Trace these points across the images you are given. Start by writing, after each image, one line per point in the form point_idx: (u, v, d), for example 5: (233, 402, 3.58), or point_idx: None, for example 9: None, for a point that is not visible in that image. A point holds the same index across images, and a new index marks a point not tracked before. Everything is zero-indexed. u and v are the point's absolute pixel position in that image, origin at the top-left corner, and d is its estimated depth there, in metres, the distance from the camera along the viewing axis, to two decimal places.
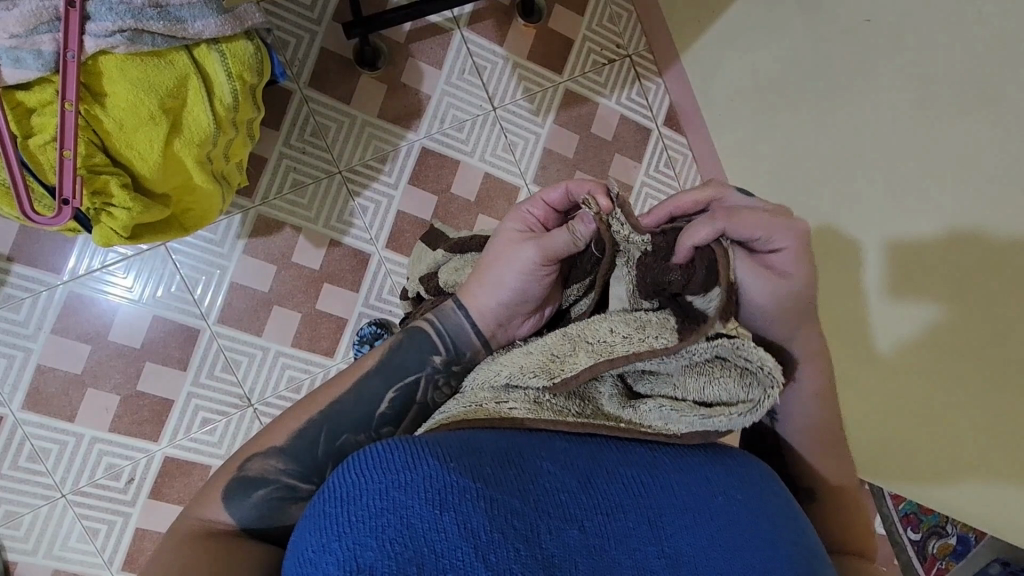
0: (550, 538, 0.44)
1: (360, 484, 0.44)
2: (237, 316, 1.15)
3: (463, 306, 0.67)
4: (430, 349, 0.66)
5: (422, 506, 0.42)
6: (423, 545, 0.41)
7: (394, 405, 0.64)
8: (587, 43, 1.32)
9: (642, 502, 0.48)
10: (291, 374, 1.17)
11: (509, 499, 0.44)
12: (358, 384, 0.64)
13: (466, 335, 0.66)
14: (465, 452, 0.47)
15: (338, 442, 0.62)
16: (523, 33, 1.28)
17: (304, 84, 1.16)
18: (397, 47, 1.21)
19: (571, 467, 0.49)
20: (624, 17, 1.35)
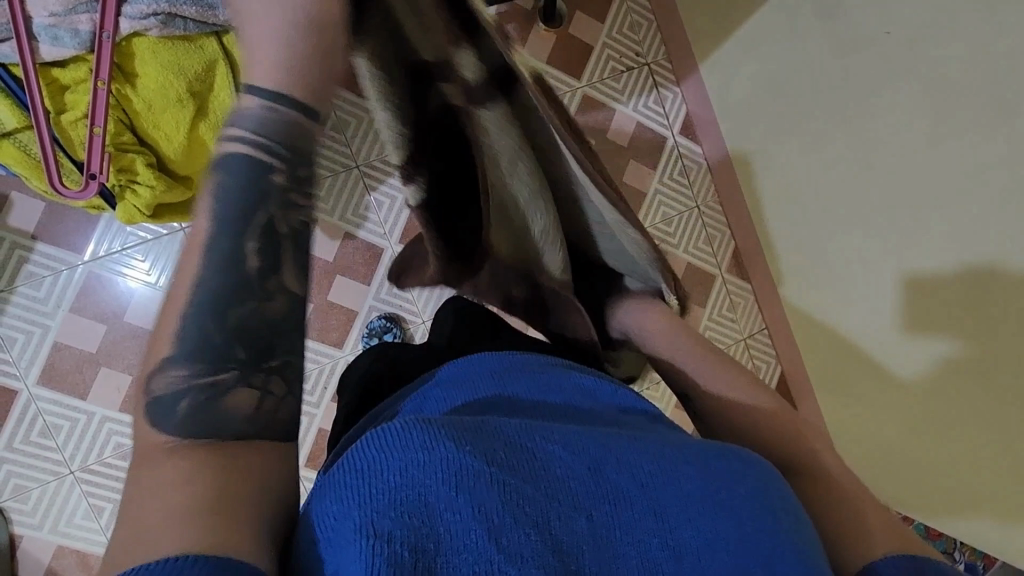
0: (562, 526, 0.44)
1: (379, 456, 0.44)
2: None
3: (257, 99, 0.50)
4: (256, 166, 0.49)
5: (441, 485, 0.42)
6: (440, 523, 0.41)
7: (259, 253, 0.47)
8: (606, 49, 1.33)
9: (648, 494, 0.47)
10: None
11: (520, 485, 0.45)
12: (207, 248, 0.46)
13: (280, 120, 0.50)
14: (479, 433, 0.46)
15: (228, 317, 0.45)
16: (544, 37, 1.29)
17: None
18: None
19: (582, 453, 0.48)
20: (644, 26, 1.36)
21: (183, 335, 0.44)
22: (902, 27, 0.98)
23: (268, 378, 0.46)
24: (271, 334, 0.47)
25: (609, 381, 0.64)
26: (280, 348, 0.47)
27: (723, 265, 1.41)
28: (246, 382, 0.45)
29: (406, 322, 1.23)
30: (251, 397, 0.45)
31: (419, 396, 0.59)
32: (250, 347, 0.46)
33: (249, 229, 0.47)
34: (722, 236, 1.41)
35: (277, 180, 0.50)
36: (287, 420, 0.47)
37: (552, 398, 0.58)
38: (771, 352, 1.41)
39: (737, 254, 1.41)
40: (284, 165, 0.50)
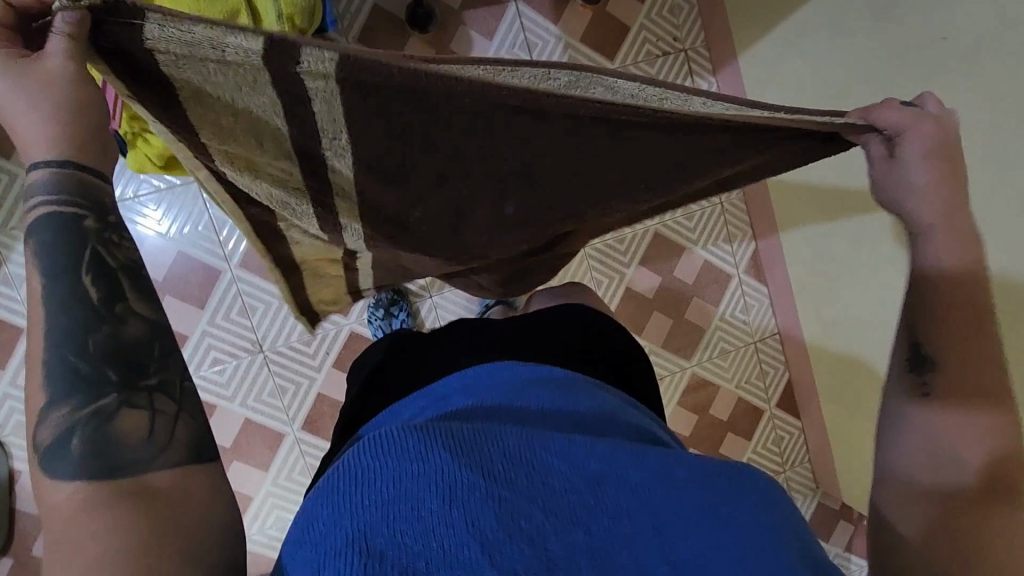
0: (556, 542, 0.43)
1: (381, 464, 0.46)
2: (259, 262, 1.15)
3: (40, 169, 0.46)
4: (67, 222, 0.46)
5: (434, 499, 0.43)
6: (431, 536, 0.42)
7: (99, 290, 0.46)
8: (643, 31, 1.28)
9: (649, 512, 0.45)
10: (305, 327, 1.18)
11: (516, 498, 0.44)
12: (45, 299, 0.44)
13: (69, 175, 0.46)
14: (477, 443, 0.47)
15: (90, 343, 0.44)
16: (579, 13, 1.25)
17: (354, 39, 1.15)
18: (450, 13, 1.19)
19: (579, 466, 0.47)
20: (685, 11, 1.31)
21: (54, 371, 0.44)
22: (959, 31, 0.88)
23: (152, 397, 0.46)
24: (140, 355, 0.46)
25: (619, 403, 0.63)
26: (156, 364, 0.47)
27: (741, 266, 1.39)
28: (130, 404, 0.45)
29: (414, 295, 1.22)
30: (143, 421, 0.44)
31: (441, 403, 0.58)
32: (122, 366, 0.45)
33: (77, 268, 0.46)
34: (744, 235, 1.38)
35: (88, 225, 0.46)
36: (190, 436, 0.47)
37: (564, 406, 0.57)
38: (780, 360, 1.42)
39: (756, 256, 1.39)
40: (93, 209, 0.47)
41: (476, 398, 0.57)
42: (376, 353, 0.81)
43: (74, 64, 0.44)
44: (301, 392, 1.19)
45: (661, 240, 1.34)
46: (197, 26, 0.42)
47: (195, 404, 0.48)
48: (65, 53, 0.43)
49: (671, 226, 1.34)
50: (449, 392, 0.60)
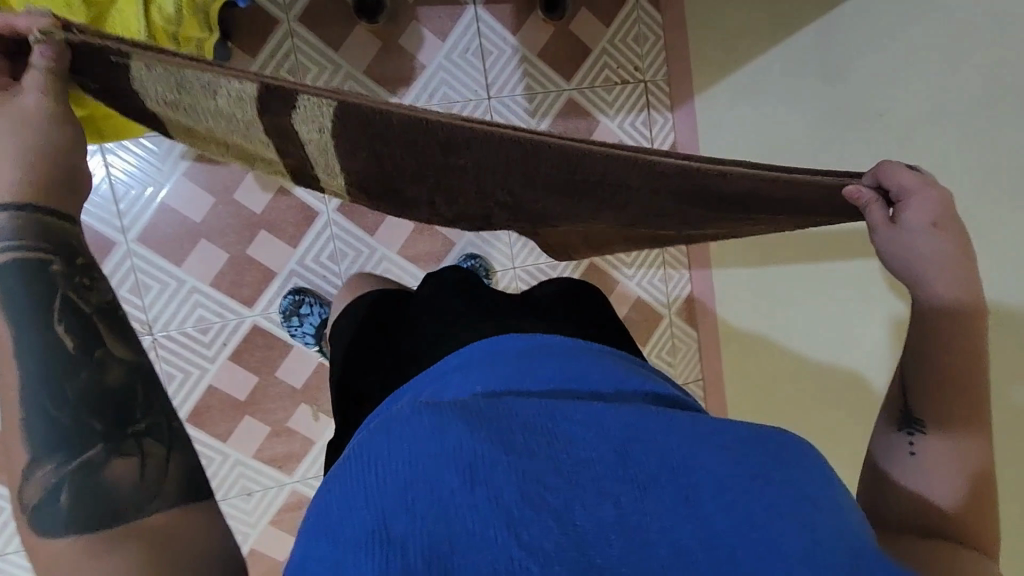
0: (585, 513, 0.37)
1: (394, 446, 0.39)
2: (160, 238, 1.07)
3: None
4: (31, 268, 0.39)
5: (455, 477, 0.37)
6: (455, 520, 0.36)
7: (68, 332, 0.39)
8: (605, 56, 1.24)
9: (686, 477, 0.39)
10: (202, 314, 1.11)
11: (540, 472, 0.38)
12: (15, 351, 0.38)
13: (29, 222, 0.40)
14: (491, 417, 0.40)
15: (70, 389, 0.38)
16: (541, 27, 1.20)
17: (294, 17, 1.08)
18: (403, 6, 1.13)
19: (606, 434, 0.41)
20: (651, 41, 1.27)
21: (33, 420, 0.37)
22: (896, 110, 0.88)
23: (141, 441, 0.39)
24: (126, 396, 0.40)
25: (641, 373, 0.51)
26: (146, 405, 0.41)
27: (674, 309, 1.36)
28: (120, 451, 0.38)
29: (322, 296, 1.15)
30: (133, 465, 0.38)
31: (440, 377, 0.49)
32: (108, 414, 0.39)
33: (44, 313, 0.39)
34: (679, 277, 1.36)
35: (54, 269, 0.40)
36: (184, 471, 0.40)
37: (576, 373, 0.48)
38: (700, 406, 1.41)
39: (689, 300, 1.37)
40: (59, 251, 0.41)
41: (475, 380, 0.47)
42: (346, 341, 0.70)
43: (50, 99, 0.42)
44: (189, 382, 1.12)
45: (595, 270, 1.31)
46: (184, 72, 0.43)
47: (187, 440, 0.42)
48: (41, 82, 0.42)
49: (607, 257, 1.31)
50: (450, 365, 0.50)
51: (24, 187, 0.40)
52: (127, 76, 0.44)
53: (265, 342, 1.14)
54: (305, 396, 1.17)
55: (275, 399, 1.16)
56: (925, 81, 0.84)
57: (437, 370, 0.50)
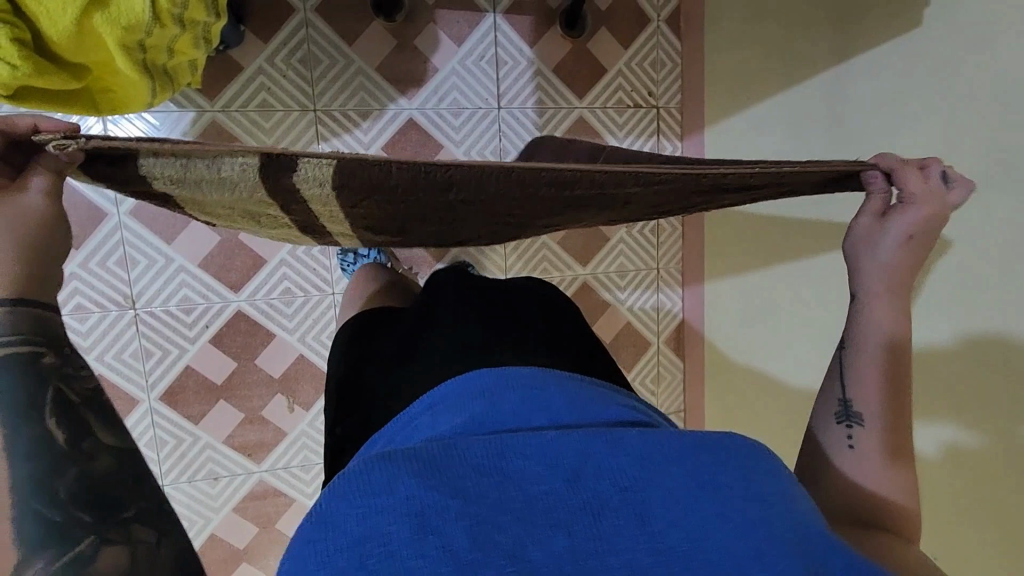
0: (538, 551, 0.36)
1: (347, 504, 0.38)
2: (153, 215, 1.06)
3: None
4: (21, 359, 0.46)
5: (406, 530, 0.36)
6: (404, 574, 0.34)
7: (60, 427, 0.46)
8: (619, 78, 1.23)
9: (636, 503, 0.38)
10: (187, 294, 1.10)
11: (491, 512, 0.37)
12: (10, 452, 0.43)
13: (19, 313, 0.47)
14: (441, 461, 0.40)
15: (60, 489, 0.44)
16: (559, 43, 1.19)
17: (310, 7, 1.07)
18: (421, 7, 1.12)
19: (554, 464, 0.40)
20: (668, 66, 1.24)
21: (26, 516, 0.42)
22: None
23: (131, 529, 0.45)
24: (113, 489, 0.46)
25: (598, 387, 0.51)
26: (131, 497, 0.47)
27: (662, 337, 1.35)
28: (108, 540, 0.44)
29: (310, 286, 1.15)
30: (122, 554, 0.44)
31: (408, 421, 0.49)
32: (95, 505, 0.44)
33: (37, 406, 0.45)
34: (672, 305, 1.35)
35: (46, 361, 0.47)
36: (172, 552, 0.47)
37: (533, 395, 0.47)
38: None
39: (679, 330, 1.36)
40: (49, 342, 0.48)
41: (437, 421, 0.46)
42: (342, 346, 0.68)
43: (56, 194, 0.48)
44: (167, 360, 1.11)
45: (587, 290, 1.30)
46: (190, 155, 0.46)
47: (174, 524, 0.48)
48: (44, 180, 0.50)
49: (600, 278, 1.29)
50: (418, 410, 0.49)
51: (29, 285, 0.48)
52: (137, 165, 0.47)
53: (248, 329, 1.13)
54: (283, 386, 1.16)
55: (252, 386, 1.15)
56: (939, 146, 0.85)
57: (405, 414, 0.50)
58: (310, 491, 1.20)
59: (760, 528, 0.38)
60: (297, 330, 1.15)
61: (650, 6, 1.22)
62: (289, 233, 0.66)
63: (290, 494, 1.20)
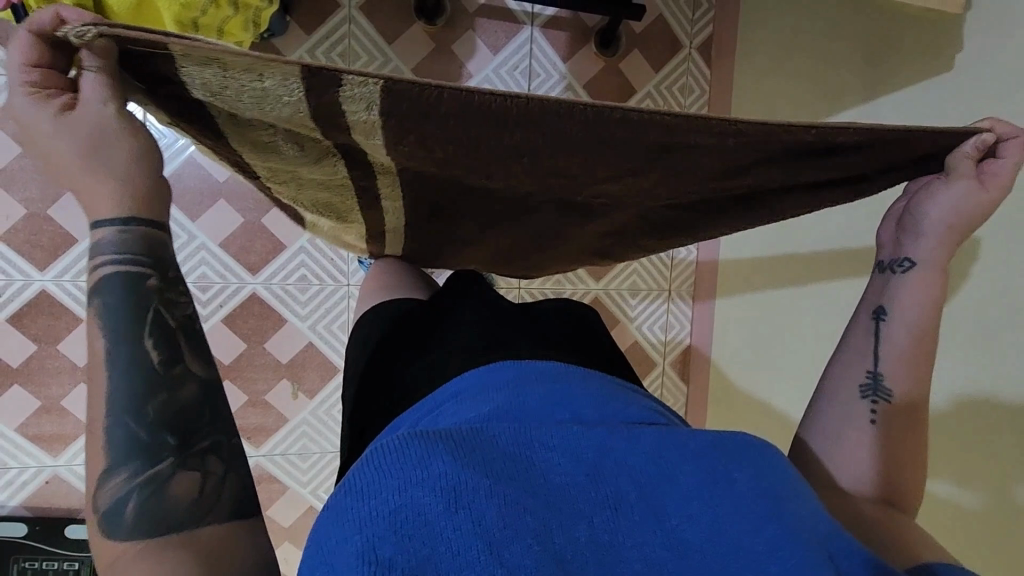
0: (563, 536, 0.37)
1: (382, 475, 0.39)
2: (182, 191, 1.08)
3: (103, 226, 0.44)
4: (122, 279, 0.44)
5: (439, 504, 0.37)
6: (438, 546, 0.35)
7: (157, 351, 0.43)
8: (648, 99, 1.25)
9: (655, 499, 0.39)
10: (205, 272, 1.11)
11: (519, 495, 0.38)
12: (109, 363, 0.42)
13: (134, 233, 0.44)
14: (473, 443, 0.40)
15: (148, 409, 0.42)
16: (592, 60, 1.21)
17: (355, 4, 1.10)
18: (462, 14, 1.15)
19: (577, 454, 0.41)
20: (696, 94, 1.28)
21: (115, 430, 0.41)
22: None
23: (206, 457, 0.43)
24: (196, 418, 0.44)
25: (617, 385, 0.52)
26: (209, 425, 0.45)
27: (669, 359, 1.36)
28: (184, 467, 0.42)
29: (325, 276, 1.16)
30: (195, 483, 0.42)
31: (433, 409, 0.49)
32: (177, 429, 0.43)
33: (141, 328, 0.43)
34: (681, 329, 1.36)
35: (150, 285, 0.45)
36: (236, 491, 0.44)
37: (558, 389, 0.48)
38: None
39: (686, 353, 1.37)
40: (155, 265, 0.45)
41: (467, 406, 0.47)
42: (362, 345, 0.67)
43: (111, 104, 0.43)
44: None
45: (598, 305, 1.30)
46: (234, 61, 0.41)
47: (241, 453, 0.46)
48: (102, 86, 0.42)
49: (612, 294, 1.30)
50: (443, 397, 0.50)
51: (121, 201, 0.44)
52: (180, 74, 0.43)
53: (261, 312, 1.14)
54: (290, 372, 1.17)
55: (259, 369, 1.16)
56: None
57: (431, 402, 0.50)
58: (305, 479, 1.20)
59: (770, 529, 0.40)
60: (308, 318, 1.16)
61: (684, 33, 1.25)
62: (337, 180, 0.62)
63: (284, 482, 1.19)
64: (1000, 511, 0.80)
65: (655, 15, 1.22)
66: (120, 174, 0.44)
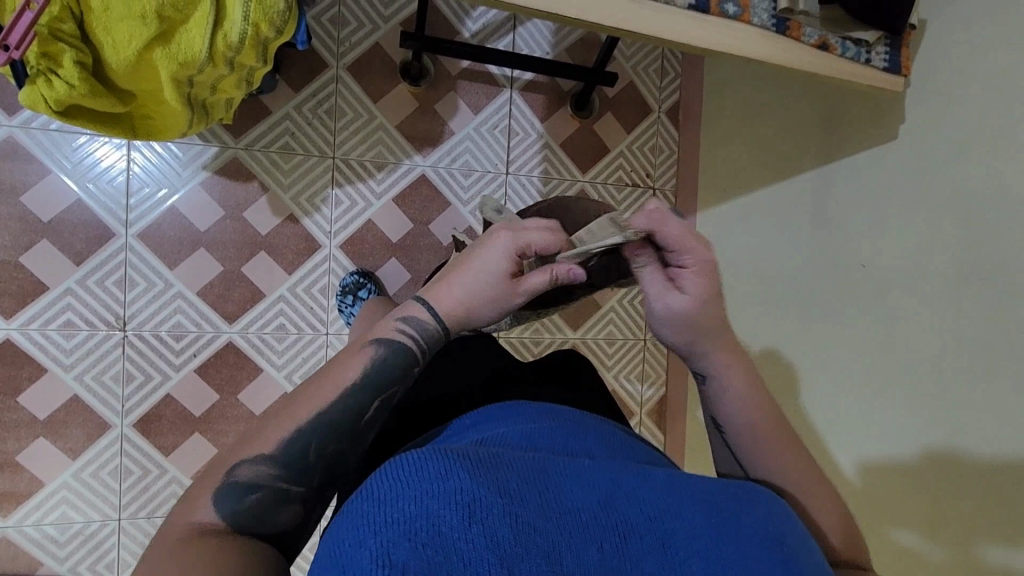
0: (573, 558, 0.38)
1: (401, 487, 0.40)
2: (162, 240, 1.08)
3: (429, 307, 0.58)
4: (406, 358, 0.56)
5: (455, 516, 0.37)
6: (451, 554, 0.35)
7: (374, 417, 0.54)
8: (620, 158, 1.32)
9: (662, 530, 0.41)
10: (180, 321, 1.10)
11: (532, 515, 0.39)
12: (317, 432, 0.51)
13: (436, 331, 0.58)
14: (492, 463, 0.42)
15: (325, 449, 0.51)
16: (568, 121, 1.28)
17: (343, 65, 1.15)
18: (445, 76, 1.21)
19: (590, 486, 0.42)
20: (665, 154, 1.35)
21: None
22: (878, 262, 0.95)
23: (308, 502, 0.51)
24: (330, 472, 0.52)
25: (616, 431, 0.55)
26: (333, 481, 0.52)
27: (646, 409, 1.37)
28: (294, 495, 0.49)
29: (305, 326, 1.16)
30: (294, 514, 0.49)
31: (451, 437, 0.52)
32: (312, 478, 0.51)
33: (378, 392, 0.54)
34: (656, 378, 1.38)
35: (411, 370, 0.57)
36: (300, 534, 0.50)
37: (570, 434, 0.50)
38: None
39: (662, 402, 1.38)
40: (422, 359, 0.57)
41: (485, 437, 0.49)
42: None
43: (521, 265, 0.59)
44: (147, 387, 1.09)
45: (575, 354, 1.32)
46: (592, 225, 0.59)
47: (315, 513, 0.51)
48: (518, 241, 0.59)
49: (590, 343, 1.33)
50: (461, 428, 0.53)
51: (458, 304, 0.59)
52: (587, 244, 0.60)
53: (235, 361, 1.12)
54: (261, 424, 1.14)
55: (229, 422, 1.12)
56: (910, 243, 0.91)
57: (449, 432, 0.53)
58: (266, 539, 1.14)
59: (769, 562, 0.41)
60: (284, 368, 1.15)
61: (653, 98, 1.34)
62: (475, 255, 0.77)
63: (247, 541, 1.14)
64: (971, 560, 0.81)
65: (626, 82, 1.31)
66: (479, 301, 0.59)
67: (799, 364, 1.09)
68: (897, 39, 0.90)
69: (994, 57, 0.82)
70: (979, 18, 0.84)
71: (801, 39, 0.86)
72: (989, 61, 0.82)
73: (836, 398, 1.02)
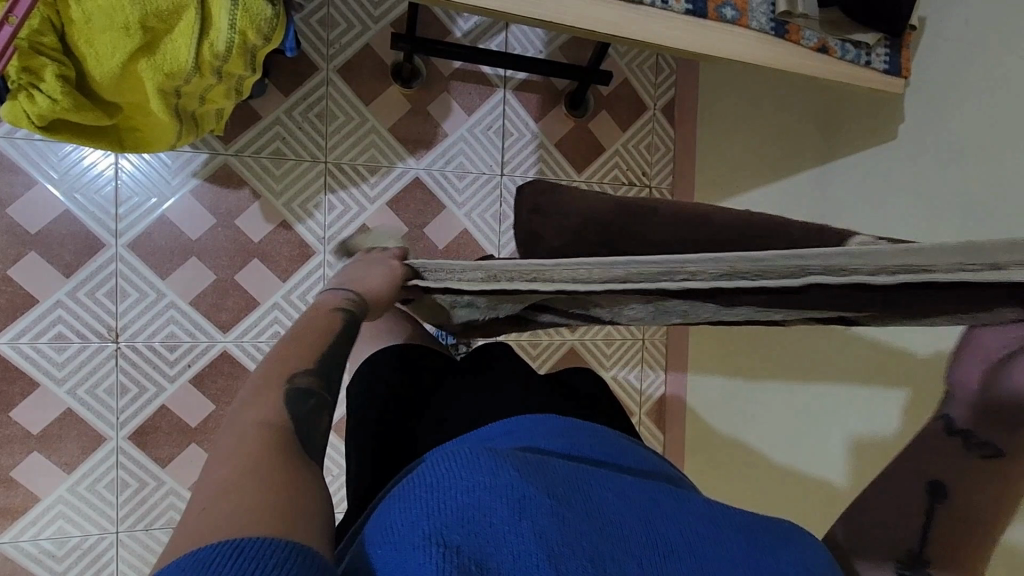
0: (615, 568, 0.37)
1: (454, 474, 0.40)
2: (152, 250, 1.06)
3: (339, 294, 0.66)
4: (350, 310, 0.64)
5: (508, 507, 0.38)
6: (500, 545, 0.36)
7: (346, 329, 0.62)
8: (616, 157, 1.30)
9: (700, 555, 0.40)
10: (174, 331, 1.08)
11: (578, 520, 0.39)
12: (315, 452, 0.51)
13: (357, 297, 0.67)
14: (540, 465, 0.43)
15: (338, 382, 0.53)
16: (562, 121, 1.27)
17: (333, 67, 1.13)
18: (437, 77, 1.19)
19: (632, 503, 0.42)
20: (661, 151, 1.33)
21: None
22: None
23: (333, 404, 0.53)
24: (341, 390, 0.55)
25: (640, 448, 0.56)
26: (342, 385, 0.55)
27: (645, 409, 1.37)
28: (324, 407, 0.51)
29: None
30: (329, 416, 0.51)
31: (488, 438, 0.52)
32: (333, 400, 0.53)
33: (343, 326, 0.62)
34: (655, 377, 1.38)
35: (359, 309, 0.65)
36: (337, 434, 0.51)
37: (608, 455, 0.50)
38: None
39: (661, 401, 1.38)
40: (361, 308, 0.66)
41: (528, 443, 0.50)
42: (371, 389, 0.68)
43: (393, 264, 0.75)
44: (143, 397, 1.07)
45: (574, 356, 1.31)
46: None
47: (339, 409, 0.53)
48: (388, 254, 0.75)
49: (588, 345, 1.32)
50: (496, 433, 0.53)
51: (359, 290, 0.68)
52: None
53: (231, 371, 1.11)
54: None
55: None
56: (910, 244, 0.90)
57: (483, 434, 0.53)
58: None
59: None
60: None
61: (648, 96, 1.32)
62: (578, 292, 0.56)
63: None
64: None
65: (621, 81, 1.29)
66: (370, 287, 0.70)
67: (800, 361, 1.09)
68: (895, 39, 0.90)
69: (992, 56, 0.81)
70: (977, 18, 0.83)
71: (800, 41, 0.85)
72: (985, 60, 0.82)
73: (837, 398, 1.02)
